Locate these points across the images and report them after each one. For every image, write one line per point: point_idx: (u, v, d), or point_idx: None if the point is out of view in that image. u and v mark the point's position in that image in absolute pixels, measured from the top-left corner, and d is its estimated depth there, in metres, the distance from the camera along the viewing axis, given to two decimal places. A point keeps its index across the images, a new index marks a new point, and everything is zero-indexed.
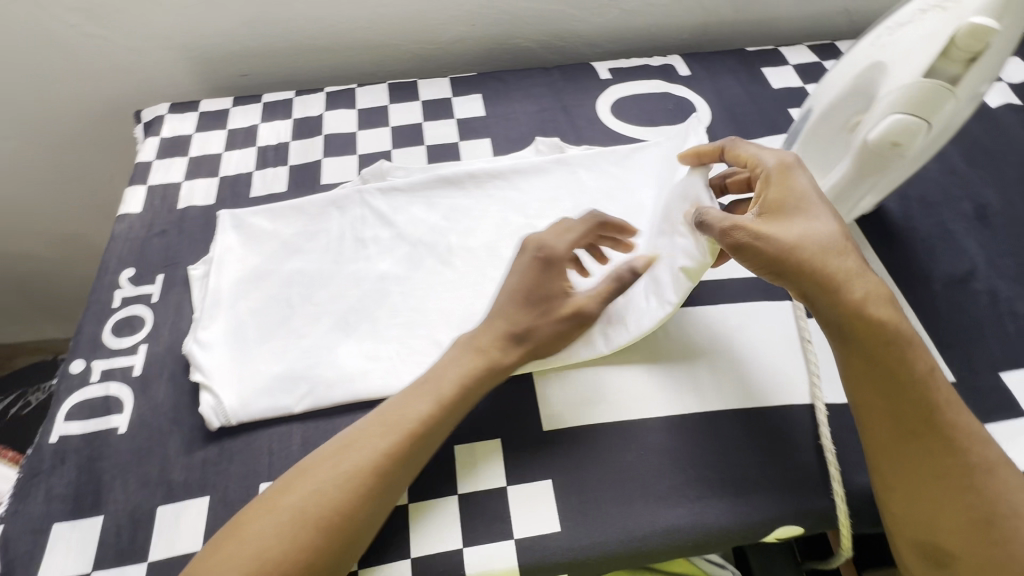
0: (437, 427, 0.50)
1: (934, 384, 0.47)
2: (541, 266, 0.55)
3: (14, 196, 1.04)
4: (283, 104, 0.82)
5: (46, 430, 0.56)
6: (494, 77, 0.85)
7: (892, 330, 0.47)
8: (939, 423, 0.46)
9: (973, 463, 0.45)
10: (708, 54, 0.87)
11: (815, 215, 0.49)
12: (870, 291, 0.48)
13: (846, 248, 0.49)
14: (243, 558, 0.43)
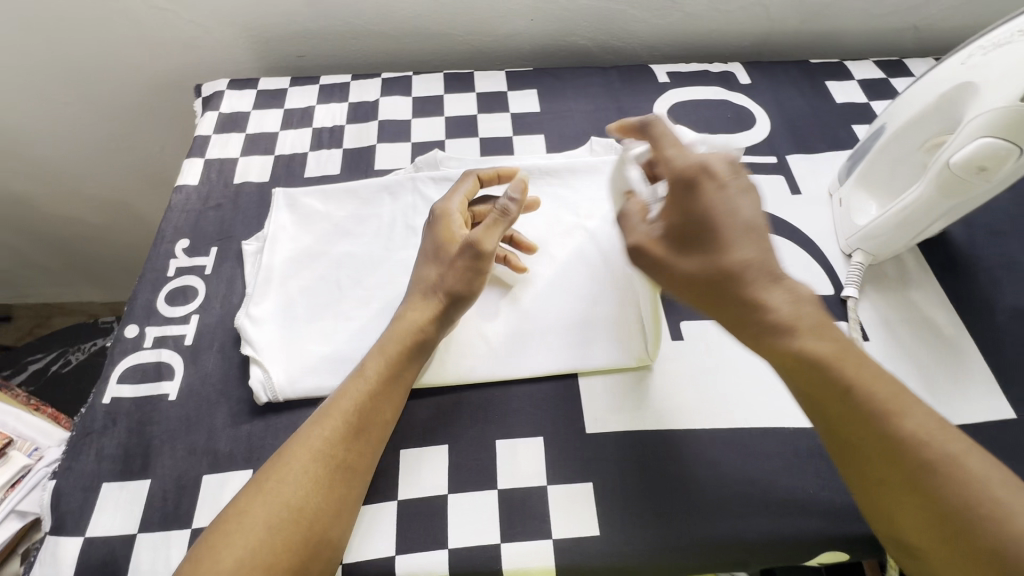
0: (381, 400, 0.51)
1: (865, 396, 0.42)
2: (432, 226, 0.59)
3: (69, 161, 1.07)
4: (340, 87, 0.82)
5: (99, 391, 0.57)
6: (549, 73, 0.84)
7: (807, 358, 0.43)
8: (867, 430, 0.41)
9: (922, 465, 0.40)
10: (770, 64, 0.85)
11: (728, 233, 0.45)
12: (786, 319, 0.43)
13: (759, 267, 0.44)
14: (240, 532, 0.44)
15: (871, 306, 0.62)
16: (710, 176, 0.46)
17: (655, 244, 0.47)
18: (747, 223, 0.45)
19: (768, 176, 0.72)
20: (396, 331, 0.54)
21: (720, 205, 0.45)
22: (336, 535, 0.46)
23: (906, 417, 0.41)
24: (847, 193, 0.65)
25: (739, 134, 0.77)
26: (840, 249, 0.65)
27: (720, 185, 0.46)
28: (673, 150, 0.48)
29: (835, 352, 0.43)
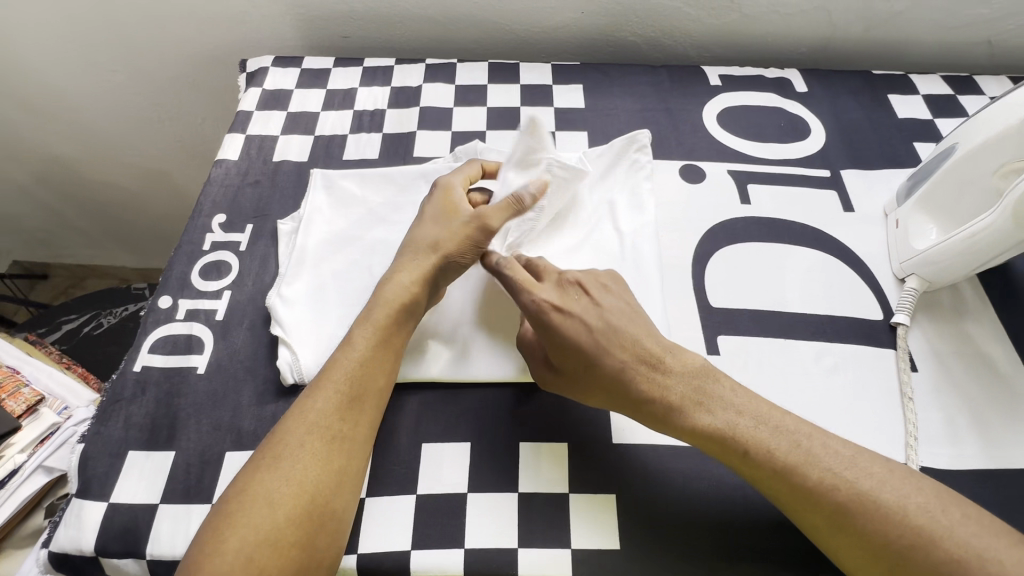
0: (372, 370, 0.50)
1: (764, 457, 0.44)
2: (430, 199, 0.59)
3: (113, 128, 1.08)
4: (383, 71, 0.82)
5: (131, 359, 0.58)
6: (596, 68, 0.82)
7: (702, 433, 0.46)
8: (782, 484, 0.43)
9: (838, 508, 0.41)
10: (829, 72, 0.81)
11: (609, 355, 0.49)
12: (673, 405, 0.47)
13: (642, 367, 0.48)
14: (249, 508, 0.43)
15: (922, 334, 0.58)
16: (551, 306, 0.50)
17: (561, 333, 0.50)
18: (623, 333, 0.50)
19: (821, 190, 0.69)
20: (382, 304, 0.53)
21: (595, 328, 0.50)
22: (340, 506, 0.45)
23: (813, 465, 0.43)
24: (905, 214, 0.62)
25: (792, 143, 0.73)
26: (892, 273, 0.62)
27: (563, 314, 0.50)
28: (524, 292, 0.51)
29: (726, 425, 0.45)
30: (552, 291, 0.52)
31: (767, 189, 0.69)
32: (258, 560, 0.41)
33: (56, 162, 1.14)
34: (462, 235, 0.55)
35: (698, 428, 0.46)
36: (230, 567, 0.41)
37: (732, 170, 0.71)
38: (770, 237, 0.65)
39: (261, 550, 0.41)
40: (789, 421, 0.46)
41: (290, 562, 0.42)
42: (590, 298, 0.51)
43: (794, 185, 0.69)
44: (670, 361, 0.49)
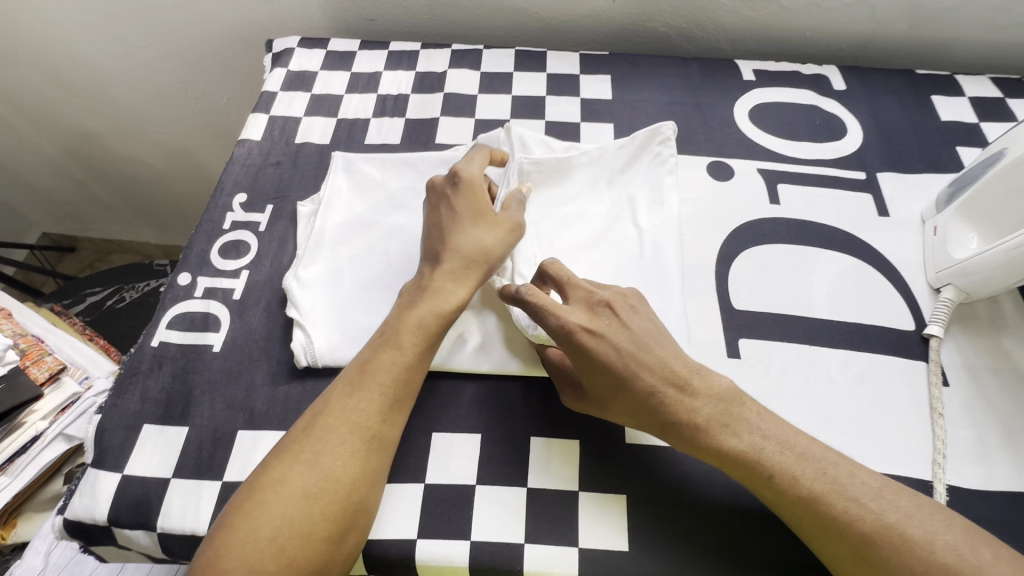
0: (414, 374, 0.50)
1: (786, 483, 0.43)
2: (460, 196, 0.56)
3: (141, 105, 1.10)
4: (408, 55, 0.81)
5: (149, 334, 0.59)
6: (626, 59, 0.80)
7: (726, 455, 0.44)
8: (803, 512, 0.42)
9: (861, 540, 0.40)
10: (870, 70, 0.78)
11: (641, 381, 0.46)
12: (701, 429, 0.45)
13: (674, 392, 0.46)
14: (281, 501, 0.43)
15: (956, 348, 0.56)
16: (580, 331, 0.47)
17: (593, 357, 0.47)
18: (653, 357, 0.47)
19: (854, 193, 0.66)
20: (430, 307, 0.52)
21: (626, 351, 0.47)
22: (371, 504, 0.46)
23: (835, 494, 0.41)
24: (945, 220, 0.60)
25: (826, 143, 0.71)
26: (926, 283, 0.60)
27: (594, 338, 0.47)
28: (549, 316, 0.47)
29: (754, 449, 0.44)
30: (582, 315, 0.48)
31: (797, 190, 0.66)
32: (290, 551, 0.41)
33: (85, 136, 1.16)
34: (503, 245, 0.54)
35: (726, 450, 0.44)
36: (262, 555, 0.41)
37: (762, 168, 0.68)
38: (799, 240, 0.63)
39: (293, 542, 0.42)
40: (814, 446, 0.44)
41: (319, 555, 0.42)
42: (619, 320, 0.48)
43: (826, 186, 0.67)
44: (700, 382, 0.46)
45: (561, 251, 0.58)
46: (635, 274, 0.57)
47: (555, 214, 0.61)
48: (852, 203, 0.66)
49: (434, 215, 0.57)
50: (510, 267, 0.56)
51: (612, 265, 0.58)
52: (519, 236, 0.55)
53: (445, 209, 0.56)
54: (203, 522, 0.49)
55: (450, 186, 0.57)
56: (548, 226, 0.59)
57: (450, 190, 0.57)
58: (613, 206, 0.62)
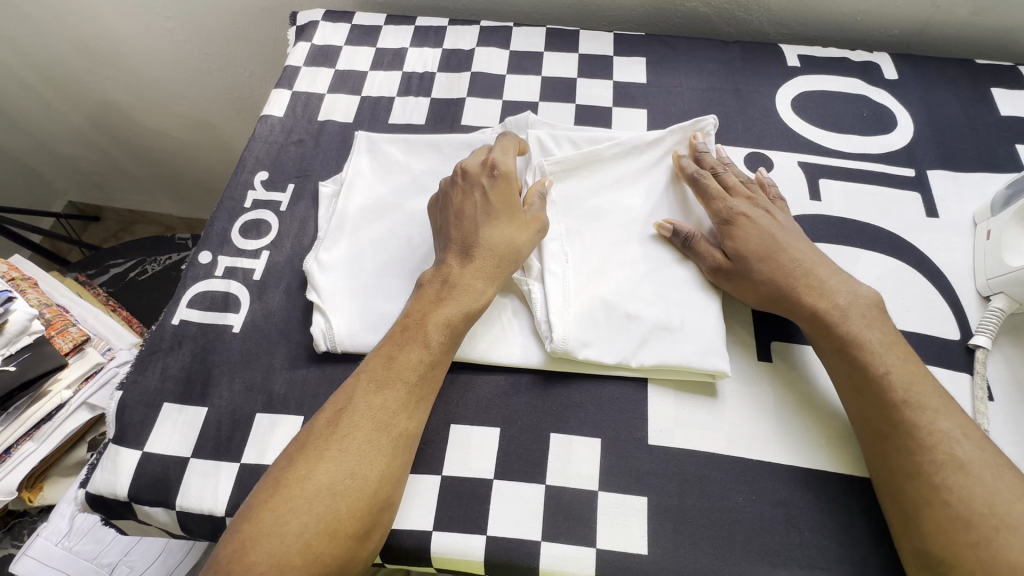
0: (439, 370, 0.49)
1: (897, 384, 0.46)
2: (495, 188, 0.54)
3: (164, 75, 1.08)
4: (436, 31, 0.78)
5: (169, 312, 0.58)
6: (662, 41, 0.76)
7: (862, 343, 0.48)
8: (891, 423, 0.45)
9: (934, 468, 0.42)
10: (924, 59, 0.73)
11: (791, 257, 0.53)
12: (838, 309, 0.50)
13: (820, 267, 0.53)
14: (307, 497, 0.42)
15: (1003, 360, 0.53)
16: (742, 211, 0.55)
17: (762, 233, 0.54)
18: (796, 237, 0.55)
19: (902, 191, 0.63)
20: (460, 305, 0.50)
21: (777, 231, 0.54)
22: (395, 500, 0.45)
23: (949, 446, 0.43)
24: (1000, 225, 0.56)
25: (874, 136, 0.67)
26: (975, 290, 0.57)
27: (752, 214, 0.55)
28: (720, 200, 0.56)
29: (898, 363, 0.47)
30: (743, 201, 0.57)
31: (840, 186, 0.63)
32: (316, 546, 0.41)
33: (110, 104, 1.15)
34: (531, 244, 0.54)
35: (858, 337, 0.48)
36: (289, 549, 0.41)
37: (803, 161, 0.65)
38: (839, 239, 0.59)
39: (319, 538, 0.41)
40: (945, 413, 0.45)
41: (344, 550, 0.42)
42: (770, 211, 0.56)
43: (872, 183, 0.63)
44: (841, 275, 0.53)
45: (586, 251, 0.56)
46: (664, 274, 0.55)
47: (581, 208, 0.58)
48: (899, 202, 0.62)
49: (466, 204, 0.55)
50: (537, 267, 0.55)
51: (641, 262, 0.56)
52: (544, 236, 0.55)
53: (479, 200, 0.54)
54: (220, 502, 0.49)
55: (486, 177, 0.55)
56: (572, 223, 0.58)
57: (486, 179, 0.55)
58: (646, 198, 0.59)
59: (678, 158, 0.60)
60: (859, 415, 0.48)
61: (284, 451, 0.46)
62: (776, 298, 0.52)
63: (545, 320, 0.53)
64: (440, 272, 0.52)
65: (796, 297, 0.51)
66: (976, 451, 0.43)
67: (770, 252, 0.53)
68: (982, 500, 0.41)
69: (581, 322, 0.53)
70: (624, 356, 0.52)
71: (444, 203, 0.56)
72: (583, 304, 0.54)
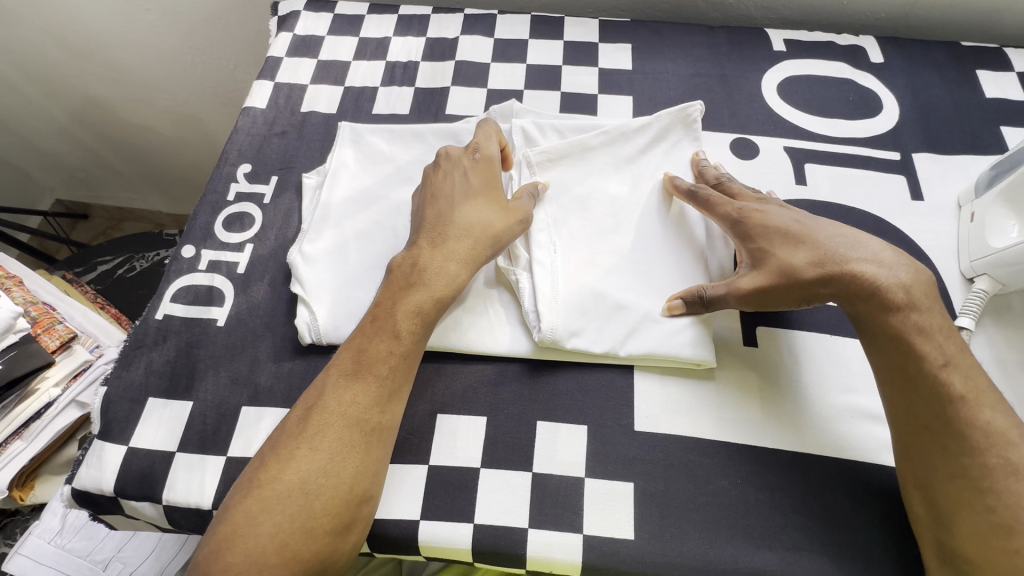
0: (411, 361, 0.49)
1: (958, 381, 0.44)
2: (477, 169, 0.55)
3: (145, 67, 1.07)
4: (419, 20, 0.77)
5: (153, 306, 0.58)
6: (648, 27, 0.76)
7: (915, 330, 0.45)
8: (942, 423, 0.43)
9: (983, 473, 0.41)
10: (910, 41, 0.73)
11: (828, 241, 0.49)
12: (899, 287, 0.46)
13: (863, 245, 0.49)
14: (280, 496, 0.42)
15: (987, 341, 0.53)
16: (752, 207, 0.53)
17: (784, 224, 0.51)
18: (821, 220, 0.52)
19: (887, 174, 0.63)
20: (430, 293, 0.50)
21: (797, 219, 0.52)
22: (375, 493, 0.45)
23: (1003, 451, 0.42)
24: (984, 206, 0.56)
25: (859, 120, 0.66)
26: (959, 272, 0.57)
27: (764, 207, 0.53)
28: (725, 205, 0.54)
29: (957, 352, 0.45)
30: (750, 201, 0.54)
31: (826, 170, 0.63)
32: (293, 545, 0.41)
33: (93, 99, 1.14)
34: (511, 234, 0.53)
35: (919, 322, 0.46)
36: (265, 549, 0.41)
37: (789, 146, 0.65)
38: None
39: (295, 537, 0.41)
40: (1002, 414, 0.43)
41: (323, 547, 0.42)
42: (781, 204, 0.54)
43: (857, 166, 0.63)
44: (887, 249, 0.49)
45: (573, 239, 0.56)
46: (649, 260, 0.55)
47: (567, 196, 0.58)
48: (885, 186, 0.62)
49: (445, 186, 0.55)
50: (525, 257, 0.55)
51: (628, 249, 0.56)
52: (528, 227, 0.55)
53: (459, 180, 0.55)
54: (207, 496, 0.49)
55: (469, 158, 0.56)
56: (557, 210, 0.57)
57: (469, 162, 0.56)
58: (633, 185, 0.59)
59: (668, 178, 0.58)
60: (903, 409, 0.45)
61: (261, 449, 0.46)
62: (822, 295, 0.48)
63: (533, 310, 0.53)
64: (411, 255, 0.52)
65: (850, 283, 0.47)
66: None
67: (799, 237, 0.50)
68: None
69: (568, 310, 0.52)
70: (610, 344, 0.52)
71: (423, 187, 0.56)
72: (570, 292, 0.53)
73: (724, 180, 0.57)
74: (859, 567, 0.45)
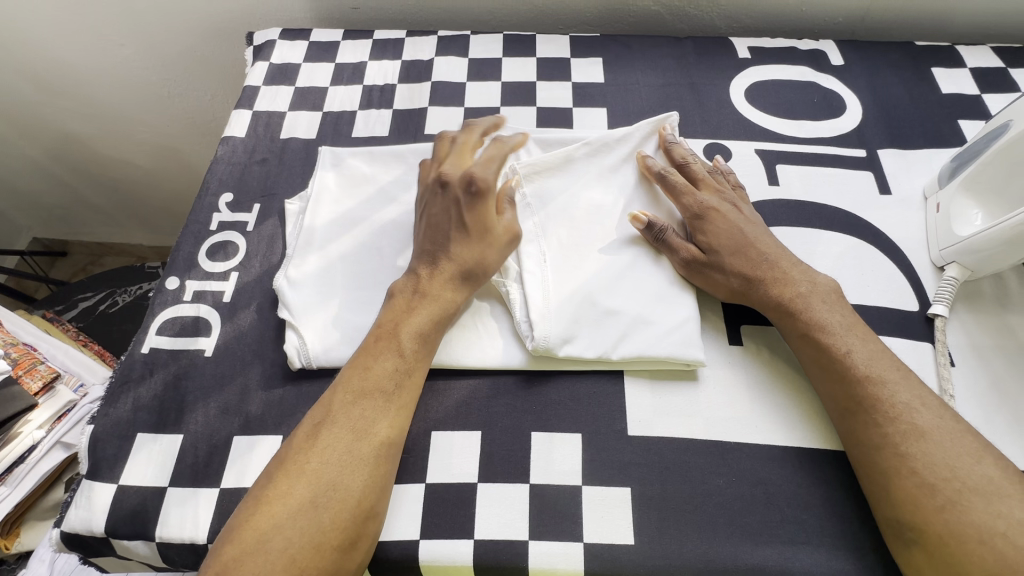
0: (415, 378, 0.50)
1: (861, 362, 0.48)
2: (472, 202, 0.55)
3: (121, 102, 1.07)
4: (394, 44, 0.79)
5: (139, 340, 0.57)
6: (617, 41, 0.78)
7: (824, 325, 0.50)
8: (861, 401, 0.47)
9: (898, 438, 0.45)
10: (868, 44, 0.76)
11: (758, 251, 0.54)
12: (801, 296, 0.52)
13: (784, 257, 0.54)
14: (287, 514, 0.42)
15: (960, 327, 0.55)
16: (713, 205, 0.57)
17: (733, 228, 0.56)
18: (761, 230, 0.57)
19: (855, 171, 0.65)
20: (428, 313, 0.51)
21: (743, 227, 0.56)
22: (381, 510, 0.45)
23: (909, 417, 0.45)
24: (948, 197, 0.58)
25: (825, 121, 0.69)
26: (930, 261, 0.59)
27: (722, 208, 0.57)
28: (690, 196, 0.57)
29: (859, 341, 0.49)
30: (712, 195, 0.58)
31: (797, 171, 0.65)
32: (302, 561, 0.41)
33: (67, 135, 1.12)
34: (502, 257, 0.54)
35: (820, 321, 0.50)
36: (274, 567, 0.40)
37: (761, 149, 0.67)
38: (799, 222, 0.61)
39: (305, 553, 0.41)
40: (906, 385, 0.47)
41: (330, 564, 0.42)
42: (737, 205, 0.58)
43: (826, 165, 0.65)
44: (801, 264, 0.55)
45: (558, 251, 0.57)
46: (632, 267, 0.56)
47: (549, 209, 0.59)
48: (854, 182, 0.64)
49: (441, 219, 0.55)
50: (514, 269, 0.55)
51: (610, 258, 0.57)
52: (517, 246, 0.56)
53: (453, 215, 0.55)
54: (201, 530, 0.48)
55: (462, 189, 0.55)
56: (541, 221, 0.58)
57: (462, 193, 0.55)
58: (614, 195, 0.60)
59: (643, 158, 0.61)
60: (829, 393, 0.49)
61: (264, 471, 0.46)
62: (744, 295, 0.54)
63: (525, 321, 0.53)
64: (411, 282, 0.53)
65: (763, 287, 0.53)
66: (938, 420, 0.45)
67: (740, 245, 0.55)
68: (944, 464, 0.43)
69: (556, 317, 0.53)
70: (602, 351, 0.52)
71: (421, 215, 0.57)
72: (558, 301, 0.54)
73: (696, 165, 0.60)
74: (857, 556, 0.46)
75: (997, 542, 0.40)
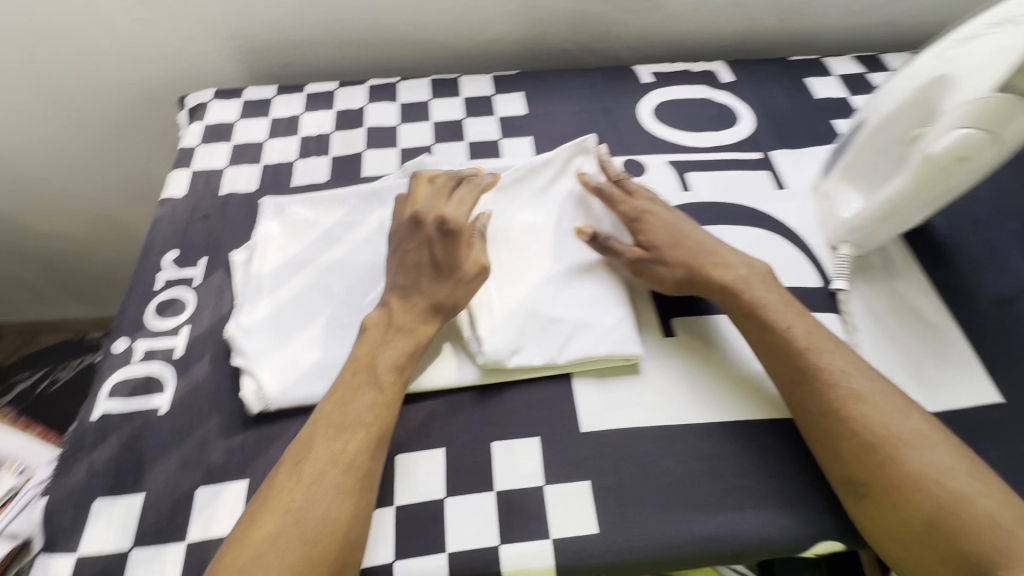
0: (392, 406, 0.52)
1: (795, 335, 0.54)
2: (440, 239, 0.58)
3: (49, 174, 1.05)
4: (325, 95, 0.83)
5: (89, 406, 0.57)
6: (534, 76, 0.85)
7: (753, 304, 0.56)
8: (804, 372, 0.52)
9: (844, 405, 0.50)
10: (751, 62, 0.87)
11: (698, 244, 0.60)
12: (740, 279, 0.58)
13: (720, 247, 0.61)
14: (275, 551, 0.43)
15: (859, 295, 0.62)
16: (649, 209, 0.63)
17: (671, 228, 0.61)
18: (695, 227, 0.63)
19: (754, 172, 0.73)
20: (403, 343, 0.54)
21: (679, 225, 0.62)
22: (366, 538, 0.47)
23: (846, 382, 0.51)
24: (830, 185, 0.67)
25: (723, 131, 0.78)
26: (825, 242, 0.66)
27: (657, 211, 0.63)
28: (627, 204, 0.63)
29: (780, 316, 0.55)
30: (647, 202, 0.64)
31: (704, 176, 0.72)
32: None
33: None
34: (472, 291, 0.57)
35: (761, 299, 0.56)
36: None
37: (671, 161, 0.74)
38: (711, 221, 0.68)
39: None
40: (815, 352, 0.53)
41: None
42: (670, 208, 0.64)
43: (729, 169, 0.73)
44: (736, 251, 0.61)
45: (501, 269, 0.61)
46: (568, 276, 0.61)
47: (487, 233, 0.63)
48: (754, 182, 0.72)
49: (413, 256, 0.58)
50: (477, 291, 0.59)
51: (547, 271, 0.61)
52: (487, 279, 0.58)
53: (425, 254, 0.58)
54: None
55: (436, 230, 0.58)
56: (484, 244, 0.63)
57: (435, 233, 0.58)
58: (545, 214, 0.65)
59: (581, 176, 0.66)
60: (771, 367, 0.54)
61: (246, 512, 0.47)
62: (689, 285, 0.59)
63: (474, 337, 0.57)
64: (385, 314, 0.56)
65: (702, 275, 0.58)
66: (871, 382, 0.51)
67: (679, 241, 0.60)
68: (884, 424, 0.48)
69: (504, 330, 0.57)
70: (550, 356, 0.56)
71: (394, 251, 0.60)
72: (505, 315, 0.58)
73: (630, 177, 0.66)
74: (795, 512, 0.50)
75: (931, 486, 0.45)
